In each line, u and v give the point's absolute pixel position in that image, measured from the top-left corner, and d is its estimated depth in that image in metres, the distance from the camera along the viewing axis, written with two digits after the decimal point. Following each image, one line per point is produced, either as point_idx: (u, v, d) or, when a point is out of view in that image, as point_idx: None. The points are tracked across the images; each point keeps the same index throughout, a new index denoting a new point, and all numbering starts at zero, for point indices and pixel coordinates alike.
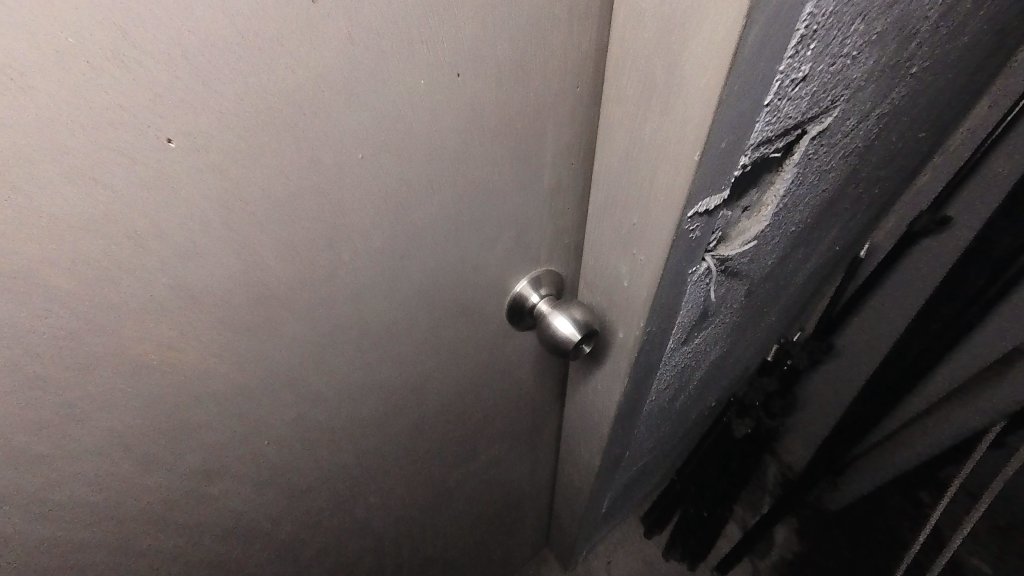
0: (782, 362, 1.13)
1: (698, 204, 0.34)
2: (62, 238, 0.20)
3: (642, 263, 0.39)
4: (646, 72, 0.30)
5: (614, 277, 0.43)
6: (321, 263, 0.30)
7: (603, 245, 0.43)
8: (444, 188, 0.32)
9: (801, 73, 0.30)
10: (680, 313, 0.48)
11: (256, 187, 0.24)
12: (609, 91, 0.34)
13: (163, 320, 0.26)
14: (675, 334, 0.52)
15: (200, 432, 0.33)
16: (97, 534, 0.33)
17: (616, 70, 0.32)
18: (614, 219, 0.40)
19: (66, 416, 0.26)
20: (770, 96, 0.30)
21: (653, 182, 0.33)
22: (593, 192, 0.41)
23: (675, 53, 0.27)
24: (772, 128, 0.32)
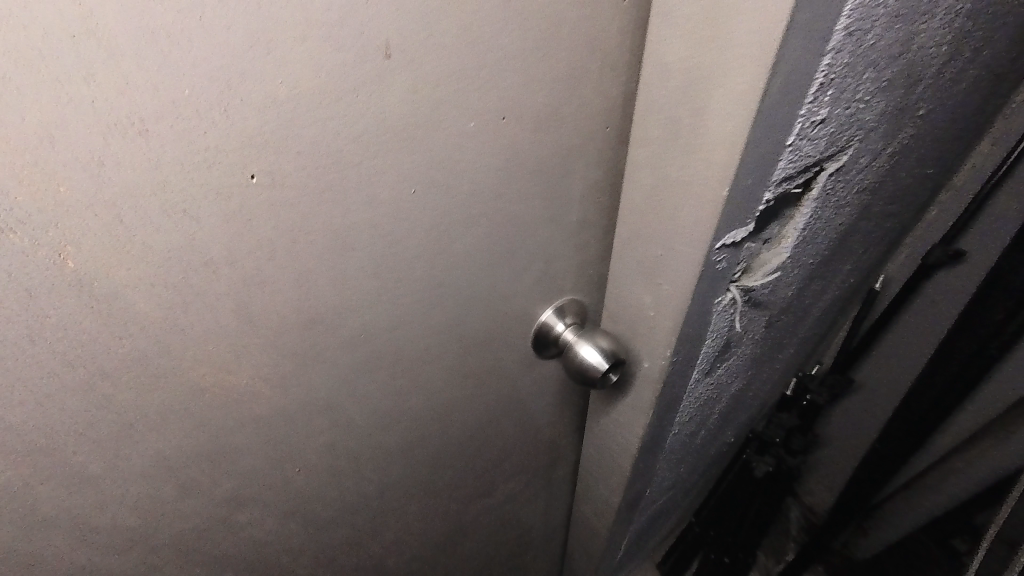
0: (802, 397, 1.06)
1: (726, 236, 0.35)
2: (149, 264, 0.22)
3: (669, 294, 0.40)
4: (673, 116, 0.32)
5: (639, 308, 0.44)
6: (366, 291, 0.31)
7: (627, 277, 0.44)
8: (483, 220, 0.33)
9: (820, 115, 0.32)
10: (704, 343, 0.49)
11: (319, 220, 0.26)
12: (635, 134, 0.36)
13: (222, 343, 0.27)
14: (700, 364, 0.52)
15: (238, 457, 0.33)
16: (130, 560, 0.32)
17: (643, 115, 0.35)
18: (639, 251, 0.41)
19: (122, 436, 0.27)
20: (792, 137, 0.32)
21: (680, 217, 0.35)
22: (617, 225, 0.42)
23: (702, 101, 0.29)
24: (793, 165, 0.34)
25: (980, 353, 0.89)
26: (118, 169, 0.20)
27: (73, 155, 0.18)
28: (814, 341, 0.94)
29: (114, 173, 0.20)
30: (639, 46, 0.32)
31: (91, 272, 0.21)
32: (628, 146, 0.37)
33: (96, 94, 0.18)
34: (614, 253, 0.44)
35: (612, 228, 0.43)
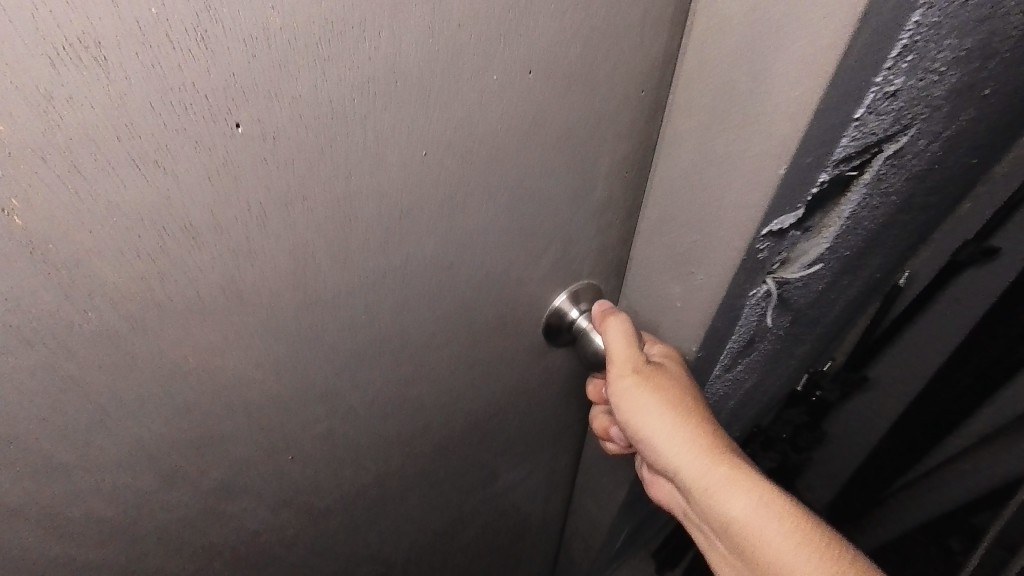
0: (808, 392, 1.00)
1: (774, 222, 0.32)
2: (113, 225, 0.19)
3: (703, 285, 0.36)
4: (722, 80, 0.28)
5: (663, 297, 0.41)
6: (370, 270, 0.28)
7: (651, 266, 0.40)
8: (502, 196, 0.30)
9: (896, 86, 0.26)
10: (729, 337, 0.45)
11: (319, 184, 0.22)
12: (677, 100, 0.32)
13: (207, 322, 0.24)
14: (721, 359, 0.49)
15: (226, 445, 0.30)
16: (108, 551, 0.30)
17: (685, 79, 0.31)
18: (668, 238, 0.37)
19: (93, 422, 0.24)
20: (861, 110, 0.27)
21: (721, 200, 0.32)
22: (645, 209, 0.39)
23: (762, 63, 0.26)
24: (856, 144, 0.30)
25: (1004, 356, 0.85)
26: (72, 106, 0.16)
27: (13, 83, 0.15)
28: (828, 339, 0.89)
29: (66, 110, 0.16)
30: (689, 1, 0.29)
31: (44, 233, 0.18)
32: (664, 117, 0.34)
33: (37, 4, 0.14)
34: (640, 238, 0.40)
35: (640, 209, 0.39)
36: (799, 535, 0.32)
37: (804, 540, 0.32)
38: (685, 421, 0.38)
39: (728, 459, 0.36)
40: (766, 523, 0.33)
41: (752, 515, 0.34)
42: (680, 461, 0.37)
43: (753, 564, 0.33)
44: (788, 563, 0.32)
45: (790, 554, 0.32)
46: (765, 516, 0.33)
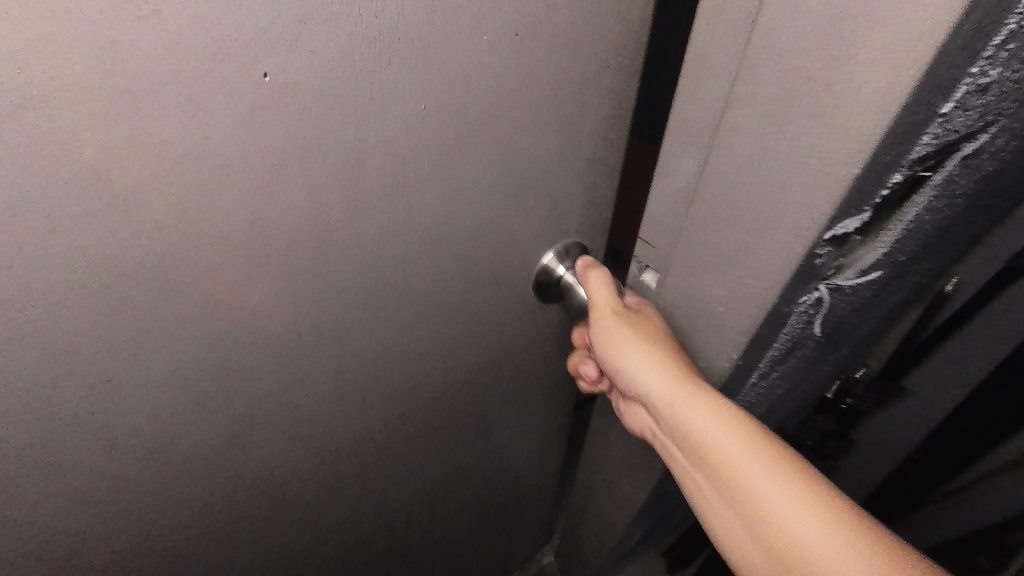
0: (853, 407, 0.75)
1: (836, 226, 0.29)
2: (161, 161, 0.22)
3: (753, 290, 0.36)
4: (793, 69, 0.27)
5: (704, 300, 0.40)
6: (377, 216, 0.31)
7: (692, 269, 0.39)
8: (493, 151, 0.33)
9: (999, 78, 0.21)
10: (784, 361, 0.41)
11: (333, 130, 0.26)
12: (738, 88, 0.30)
13: (236, 257, 0.28)
14: (773, 385, 0.45)
15: (251, 376, 0.34)
16: (147, 469, 0.35)
17: (749, 66, 0.29)
18: (711, 241, 0.37)
19: (139, 343, 0.28)
20: (949, 105, 0.23)
21: (782, 199, 0.31)
22: (685, 204, 0.37)
23: (842, 51, 0.25)
24: (946, 145, 0.24)
25: None
26: (132, 53, 0.19)
27: (87, 32, 0.18)
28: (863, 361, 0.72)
29: (127, 56, 0.19)
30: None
31: (105, 165, 0.21)
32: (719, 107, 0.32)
33: None
34: (679, 235, 0.39)
35: (666, 196, 0.39)
36: (757, 446, 0.36)
37: (762, 451, 0.36)
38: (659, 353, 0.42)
39: (697, 384, 0.40)
40: (727, 436, 0.38)
41: (715, 429, 0.38)
42: (654, 386, 0.42)
43: (716, 473, 0.38)
44: (745, 469, 0.36)
45: (747, 461, 0.36)
46: (727, 430, 0.38)
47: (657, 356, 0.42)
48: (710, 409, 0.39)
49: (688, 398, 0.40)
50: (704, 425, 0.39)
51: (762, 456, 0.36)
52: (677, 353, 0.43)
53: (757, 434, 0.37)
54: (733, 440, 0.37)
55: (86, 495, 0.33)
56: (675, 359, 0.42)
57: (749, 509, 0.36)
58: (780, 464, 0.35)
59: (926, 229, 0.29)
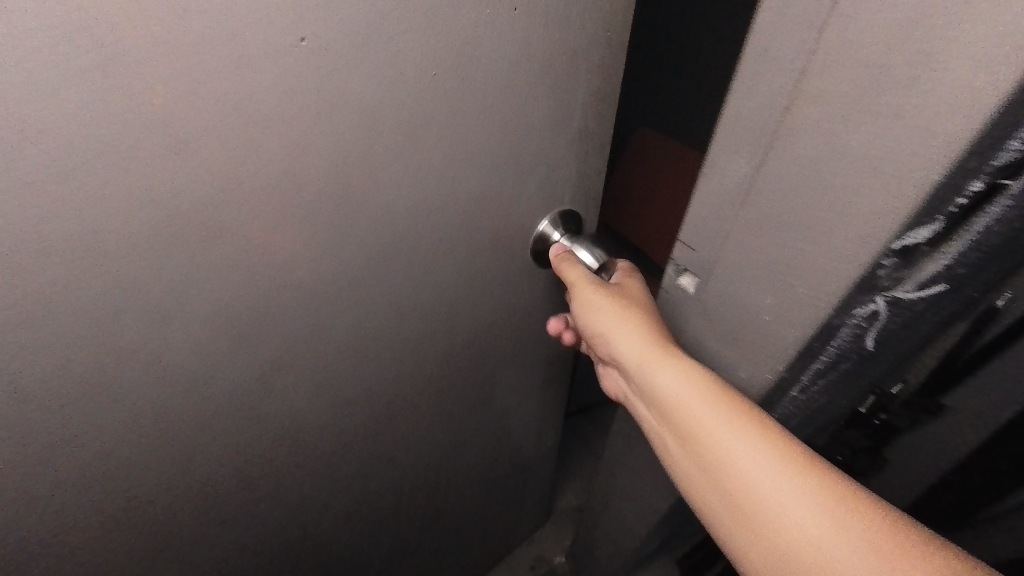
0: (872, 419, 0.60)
1: (904, 236, 0.30)
2: (217, 111, 0.28)
3: (810, 295, 0.37)
4: (870, 74, 0.27)
5: (752, 306, 0.41)
6: (391, 172, 0.36)
7: (741, 274, 0.40)
8: (494, 117, 0.37)
9: None
10: (840, 371, 0.41)
11: (355, 90, 0.31)
12: (803, 89, 0.30)
13: (272, 201, 0.33)
14: (825, 398, 0.45)
15: (280, 315, 0.39)
16: (190, 397, 0.40)
17: (818, 71, 0.29)
18: (761, 244, 0.38)
19: (191, 272, 0.33)
20: None
21: (846, 205, 0.31)
22: (738, 206, 0.38)
23: (928, 51, 0.25)
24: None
25: None
26: (200, 18, 0.25)
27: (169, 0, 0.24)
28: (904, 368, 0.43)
29: (196, 21, 0.25)
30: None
31: (174, 112, 0.27)
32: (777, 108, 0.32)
33: None
34: (728, 238, 0.40)
35: (713, 195, 0.39)
36: (717, 404, 0.41)
37: (719, 408, 0.40)
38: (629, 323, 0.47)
39: (663, 349, 0.45)
40: (688, 396, 0.42)
41: (677, 388, 0.43)
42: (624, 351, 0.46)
43: (678, 426, 0.43)
44: (702, 423, 0.41)
45: (705, 416, 0.41)
46: (688, 389, 0.42)
47: (627, 323, 0.46)
48: (673, 371, 0.43)
49: (653, 362, 0.44)
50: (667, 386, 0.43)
51: (718, 412, 0.40)
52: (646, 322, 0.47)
53: (715, 394, 0.41)
54: (693, 398, 0.42)
55: (139, 416, 0.38)
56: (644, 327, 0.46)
57: (709, 461, 0.40)
58: (738, 420, 0.39)
59: (996, 245, 0.29)
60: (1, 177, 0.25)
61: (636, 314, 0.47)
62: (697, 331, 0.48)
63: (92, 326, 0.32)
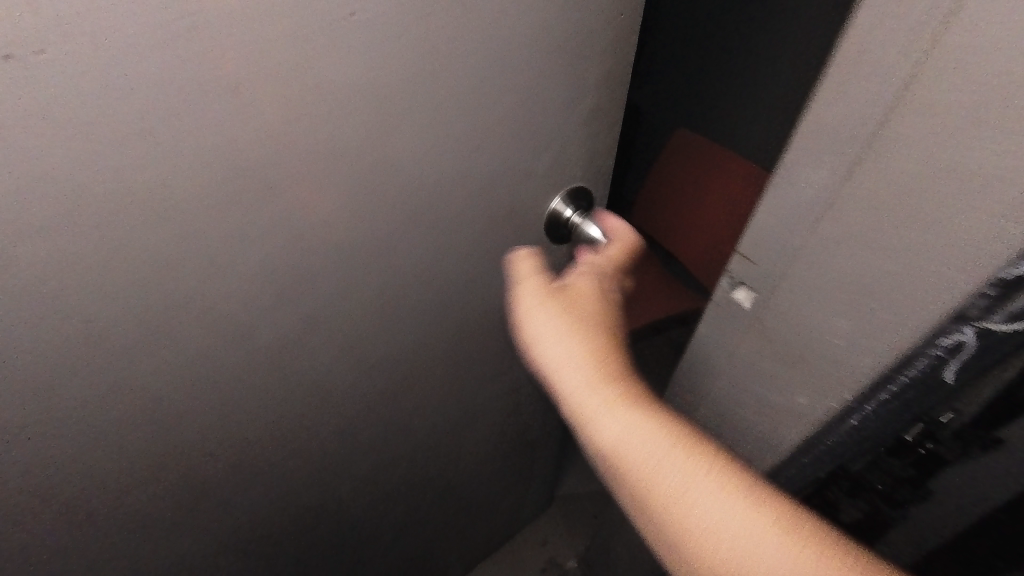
0: (918, 447, 0.51)
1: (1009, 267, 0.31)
2: (278, 76, 0.31)
3: (888, 324, 0.37)
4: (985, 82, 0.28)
5: (822, 331, 0.41)
6: (423, 139, 0.40)
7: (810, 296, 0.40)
8: (513, 90, 0.42)
9: None
10: (905, 399, 0.42)
11: (396, 60, 0.35)
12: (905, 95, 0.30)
13: (320, 162, 0.36)
14: (882, 427, 0.45)
15: (318, 275, 0.43)
16: (234, 352, 0.43)
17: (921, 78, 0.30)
18: (837, 264, 0.38)
19: (244, 229, 0.36)
20: None
21: (932, 227, 0.32)
22: (812, 219, 0.38)
23: None
24: None
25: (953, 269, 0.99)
26: None
27: None
28: None
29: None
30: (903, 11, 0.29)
31: (241, 75, 0.30)
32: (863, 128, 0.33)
33: None
34: (799, 254, 0.40)
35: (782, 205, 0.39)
36: (662, 459, 0.39)
37: (664, 466, 0.38)
38: (579, 357, 0.43)
39: (610, 389, 0.42)
40: (632, 445, 0.39)
41: (619, 439, 0.40)
42: (567, 391, 0.43)
43: (618, 483, 0.40)
44: (644, 483, 0.38)
45: (649, 476, 0.38)
46: (634, 442, 0.39)
47: (575, 355, 0.43)
48: (619, 423, 0.40)
49: (601, 412, 0.41)
50: (609, 436, 0.40)
51: (662, 473, 0.38)
52: (598, 356, 0.43)
53: (660, 445, 0.39)
54: (640, 454, 0.39)
55: (188, 369, 0.41)
56: (592, 365, 0.43)
57: (660, 520, 0.38)
58: (683, 482, 0.37)
59: None
60: (93, 133, 0.28)
61: (586, 344, 0.44)
62: (714, 314, 0.49)
63: (154, 274, 0.35)
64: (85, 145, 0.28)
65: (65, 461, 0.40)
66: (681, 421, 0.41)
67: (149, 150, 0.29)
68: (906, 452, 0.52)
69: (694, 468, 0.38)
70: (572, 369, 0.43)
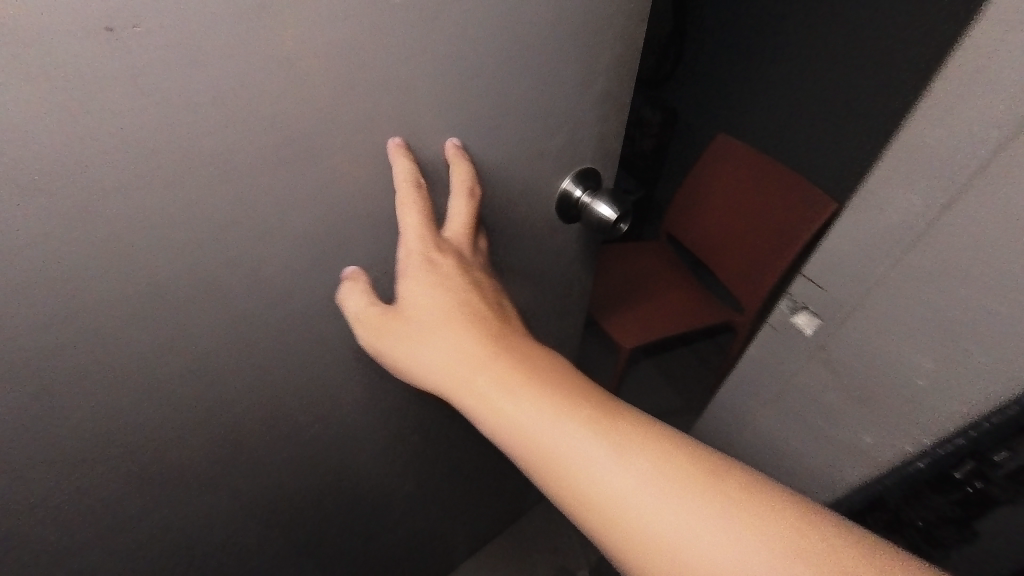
0: (964, 485, 0.45)
1: None
2: (328, 54, 0.34)
3: (986, 368, 0.39)
4: None
5: (908, 366, 0.45)
6: (450, 117, 0.43)
7: (879, 329, 0.46)
8: (533, 72, 0.45)
9: None
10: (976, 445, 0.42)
11: (430, 41, 0.38)
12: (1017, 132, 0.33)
13: (359, 136, 0.40)
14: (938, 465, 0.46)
15: (351, 244, 0.46)
16: (272, 315, 0.46)
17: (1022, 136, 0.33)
18: (900, 307, 0.43)
19: (290, 197, 0.40)
20: None
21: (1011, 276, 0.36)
22: (894, 255, 0.42)
23: None
24: None
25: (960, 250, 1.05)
26: None
27: None
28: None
29: None
30: (979, 95, 0.34)
31: (297, 52, 0.33)
32: (961, 171, 0.36)
33: None
34: (879, 282, 0.44)
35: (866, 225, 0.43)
36: (535, 414, 0.39)
37: (537, 417, 0.39)
38: (434, 359, 0.44)
39: (475, 376, 0.42)
40: (508, 416, 0.40)
41: (498, 421, 0.41)
42: (446, 393, 0.44)
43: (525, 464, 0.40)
44: (533, 449, 0.39)
45: (533, 440, 0.39)
46: (512, 408, 0.40)
47: (431, 353, 0.44)
48: (487, 408, 0.41)
49: (477, 404, 0.42)
50: (490, 421, 0.41)
51: (535, 424, 0.39)
52: (448, 351, 0.44)
53: (527, 406, 0.40)
54: (521, 422, 0.40)
55: (232, 329, 0.45)
56: (451, 359, 0.43)
57: (558, 485, 0.38)
58: (549, 429, 0.39)
59: None
60: (170, 102, 0.31)
61: (443, 334, 0.44)
62: None
63: (211, 238, 0.38)
64: (161, 112, 0.31)
65: (122, 411, 0.44)
66: (527, 368, 0.42)
67: (218, 119, 0.33)
68: (951, 489, 0.47)
69: (549, 408, 0.40)
70: (433, 374, 0.44)
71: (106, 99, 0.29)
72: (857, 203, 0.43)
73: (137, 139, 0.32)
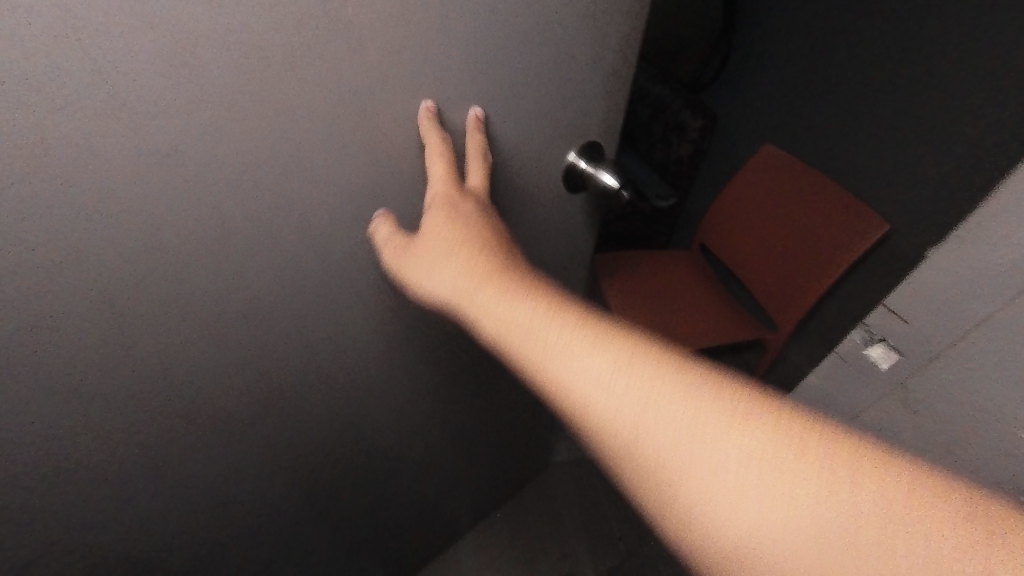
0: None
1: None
2: (375, 21, 0.40)
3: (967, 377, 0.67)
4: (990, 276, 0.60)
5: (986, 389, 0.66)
6: (474, 85, 0.49)
7: (953, 374, 0.68)
8: (549, 47, 0.51)
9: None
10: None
11: (460, 14, 0.43)
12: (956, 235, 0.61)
13: (397, 98, 0.45)
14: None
15: (384, 198, 0.52)
16: (316, 261, 0.53)
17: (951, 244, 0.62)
18: (969, 360, 0.66)
19: (336, 150, 0.46)
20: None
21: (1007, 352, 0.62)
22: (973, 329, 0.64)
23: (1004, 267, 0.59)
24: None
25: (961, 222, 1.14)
26: None
27: None
28: None
29: None
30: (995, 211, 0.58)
31: (350, 18, 0.39)
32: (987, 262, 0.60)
33: None
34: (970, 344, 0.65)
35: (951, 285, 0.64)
36: (544, 324, 0.45)
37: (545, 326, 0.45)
38: (452, 277, 0.50)
39: (491, 291, 0.48)
40: (518, 325, 0.46)
41: (507, 328, 0.46)
42: (460, 310, 0.49)
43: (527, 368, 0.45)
44: (537, 353, 0.45)
45: (538, 344, 0.45)
46: (521, 319, 0.46)
47: (450, 273, 0.50)
48: (500, 318, 0.47)
49: (489, 314, 0.47)
50: (499, 327, 0.47)
51: (543, 333, 0.45)
52: (467, 271, 0.49)
53: (536, 315, 0.46)
54: (529, 328, 0.45)
55: (281, 271, 0.51)
56: (469, 278, 0.49)
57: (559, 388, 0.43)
58: (556, 336, 0.44)
59: None
60: (246, 58, 0.37)
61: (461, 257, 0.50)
62: None
63: (241, 177, 0.43)
64: (239, 67, 0.37)
65: (153, 343, 0.48)
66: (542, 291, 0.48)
67: (285, 77, 0.39)
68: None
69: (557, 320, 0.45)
70: (451, 291, 0.50)
71: (196, 51, 0.35)
72: (946, 253, 0.63)
73: (182, 73, 0.35)
